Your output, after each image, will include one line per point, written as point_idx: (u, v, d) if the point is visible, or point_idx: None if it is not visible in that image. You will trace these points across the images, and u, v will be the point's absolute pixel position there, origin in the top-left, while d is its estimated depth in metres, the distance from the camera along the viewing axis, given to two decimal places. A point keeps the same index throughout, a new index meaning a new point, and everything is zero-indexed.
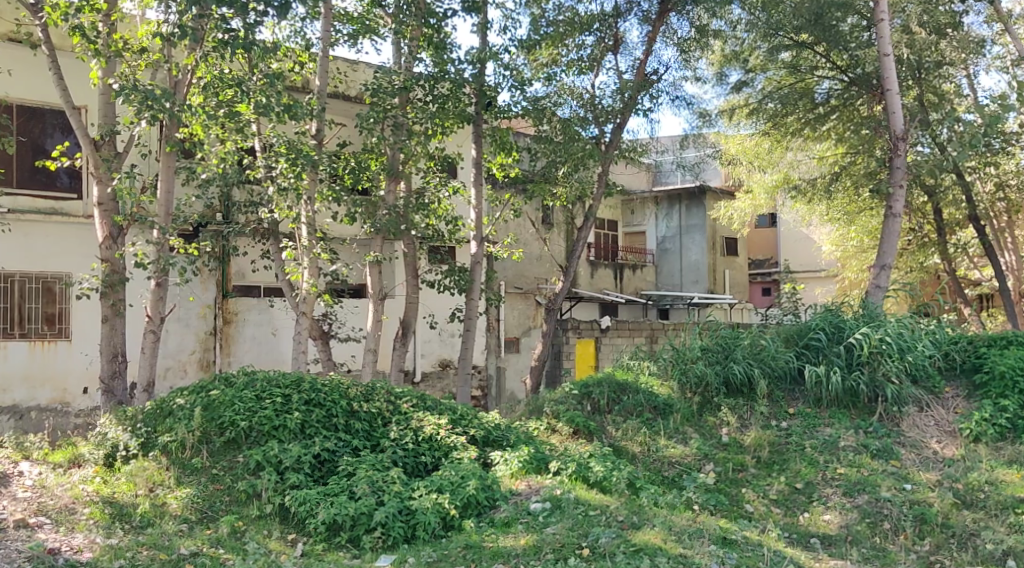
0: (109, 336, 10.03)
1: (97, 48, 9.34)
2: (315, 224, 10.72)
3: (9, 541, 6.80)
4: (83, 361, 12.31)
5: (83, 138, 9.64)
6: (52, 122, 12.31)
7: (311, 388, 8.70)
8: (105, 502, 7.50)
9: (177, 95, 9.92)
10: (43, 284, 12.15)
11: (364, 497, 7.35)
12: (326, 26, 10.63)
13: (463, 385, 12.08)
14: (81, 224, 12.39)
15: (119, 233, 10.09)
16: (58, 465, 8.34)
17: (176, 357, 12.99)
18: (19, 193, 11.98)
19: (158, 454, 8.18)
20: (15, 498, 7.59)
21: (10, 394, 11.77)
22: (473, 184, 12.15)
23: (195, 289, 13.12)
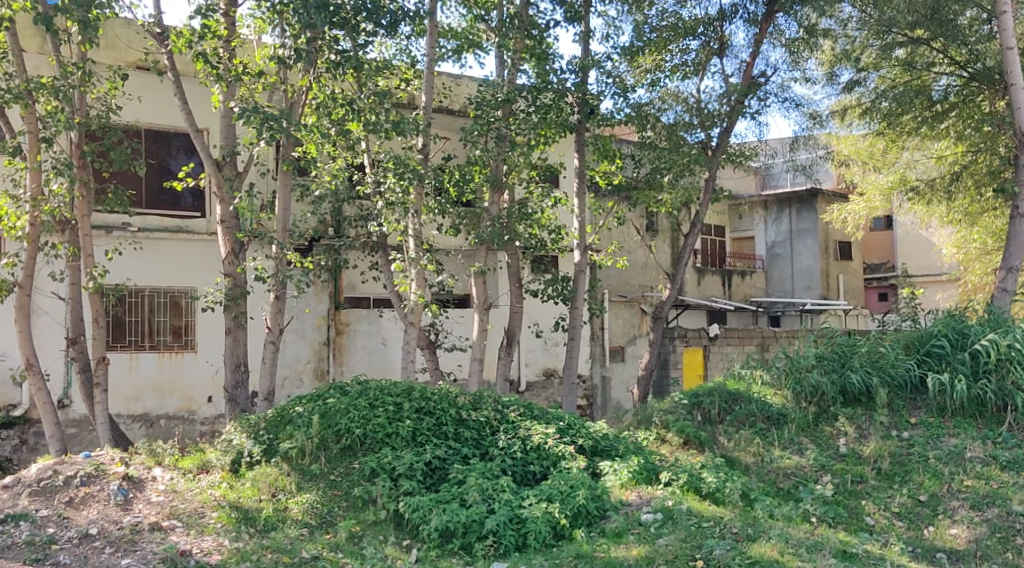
0: (232, 346, 10.47)
1: (219, 72, 9.78)
2: (422, 236, 10.93)
3: (145, 543, 7.14)
4: (207, 371, 12.87)
5: (207, 159, 10.12)
6: (177, 145, 12.94)
7: (422, 396, 9.00)
8: (232, 506, 7.81)
9: (293, 115, 10.32)
10: (171, 298, 12.77)
11: (475, 504, 7.45)
12: (431, 43, 10.84)
13: (568, 394, 12.09)
14: (205, 240, 12.96)
15: (240, 249, 10.51)
16: (189, 470, 8.72)
17: (292, 367, 13.45)
18: (148, 213, 12.64)
19: (279, 460, 8.48)
20: (150, 502, 7.95)
21: (141, 402, 12.41)
22: (577, 193, 12.18)
23: (310, 301, 13.54)
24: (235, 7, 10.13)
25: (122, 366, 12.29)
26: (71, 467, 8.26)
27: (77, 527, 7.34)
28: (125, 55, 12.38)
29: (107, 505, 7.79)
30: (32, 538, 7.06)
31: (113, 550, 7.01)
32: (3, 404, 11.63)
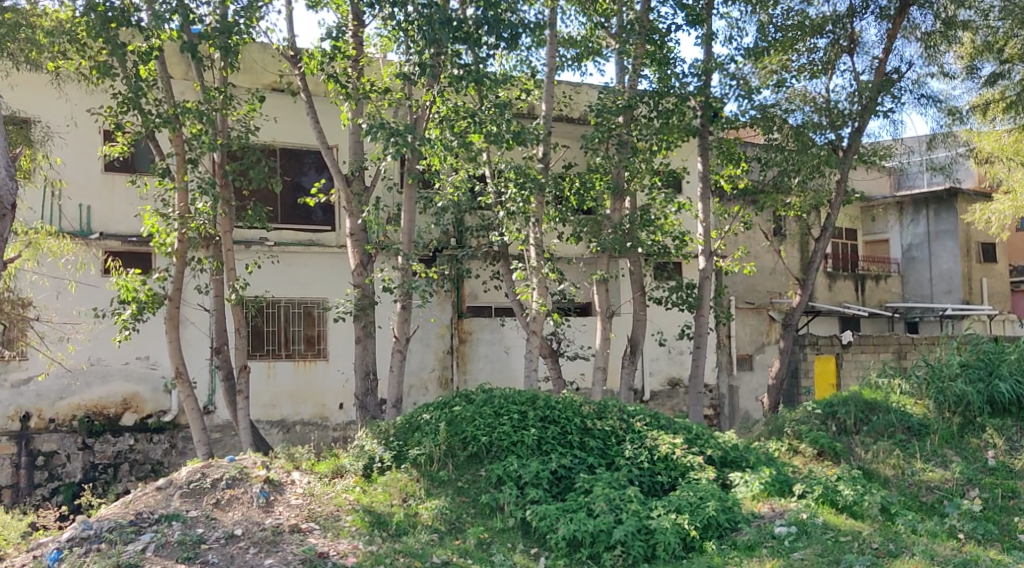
0: (362, 355, 10.77)
1: (348, 91, 10.14)
2: (544, 244, 10.97)
3: (286, 545, 7.41)
4: (339, 379, 13.30)
5: (337, 175, 10.45)
6: (309, 161, 13.46)
7: (546, 405, 9.06)
8: (365, 510, 8.02)
9: (417, 129, 10.53)
10: (304, 308, 13.25)
11: (603, 514, 7.39)
12: (552, 52, 10.89)
13: (694, 404, 11.89)
14: (335, 253, 13.40)
15: (368, 260, 10.80)
16: (324, 474, 8.99)
17: (418, 375, 13.74)
18: (283, 227, 13.18)
19: (409, 467, 8.69)
20: (289, 505, 8.27)
21: (278, 409, 12.92)
22: (702, 197, 11.96)
23: (434, 310, 13.80)
24: (363, 26, 10.47)
25: (260, 374, 12.84)
26: (217, 470, 8.70)
27: (224, 528, 7.69)
28: (262, 78, 12.96)
29: (250, 507, 8.15)
30: (183, 538, 7.43)
31: (257, 550, 7.32)
32: (154, 410, 12.33)
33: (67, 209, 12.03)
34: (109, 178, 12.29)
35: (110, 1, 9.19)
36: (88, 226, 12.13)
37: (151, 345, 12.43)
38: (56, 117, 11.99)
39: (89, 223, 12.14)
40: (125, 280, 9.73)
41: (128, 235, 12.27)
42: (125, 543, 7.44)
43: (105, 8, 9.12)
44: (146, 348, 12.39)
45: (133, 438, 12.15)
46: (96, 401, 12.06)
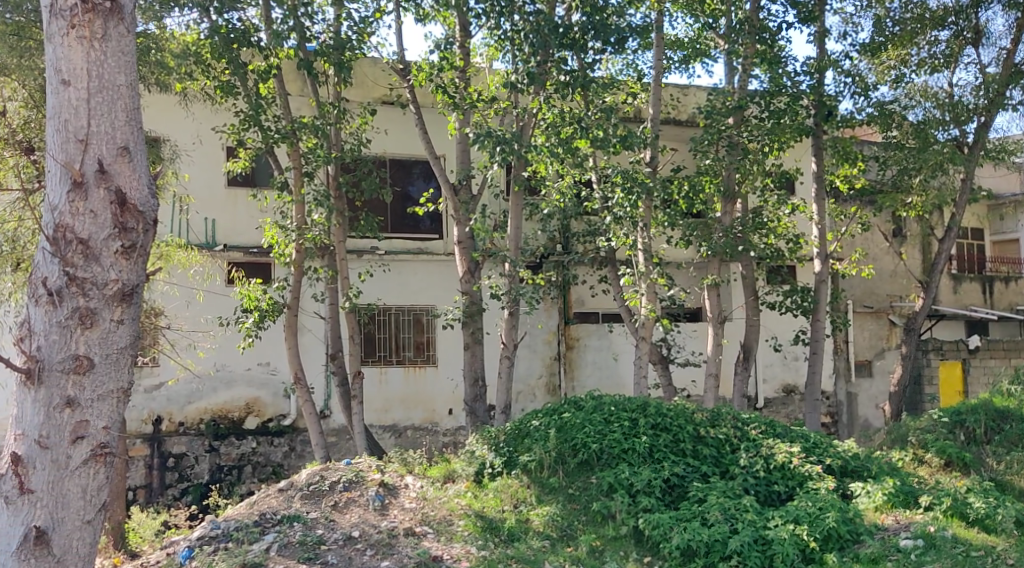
0: (471, 361, 10.88)
1: (455, 101, 10.26)
2: (652, 249, 10.86)
3: (401, 548, 7.55)
4: (449, 385, 13.49)
5: (445, 184, 10.61)
6: (418, 172, 13.70)
7: (657, 413, 8.97)
8: (477, 515, 8.08)
9: (524, 137, 10.57)
10: (414, 315, 13.50)
11: (718, 524, 7.23)
12: (659, 55, 10.78)
13: (811, 412, 11.56)
14: (443, 261, 13.62)
15: (475, 267, 10.88)
16: (436, 479, 9.12)
17: (526, 382, 13.78)
18: (393, 237, 13.44)
19: (519, 473, 8.72)
20: (404, 508, 8.42)
21: (390, 414, 13.19)
22: (816, 199, 11.64)
23: (541, 317, 13.79)
24: (469, 37, 10.62)
25: (373, 379, 13.12)
26: (335, 473, 8.97)
27: (342, 530, 7.90)
28: (372, 91, 13.27)
29: (367, 510, 8.35)
30: (304, 538, 7.66)
31: (374, 553, 7.46)
32: (275, 414, 12.78)
33: (193, 223, 12.59)
34: (232, 193, 12.82)
35: (232, 23, 9.62)
36: (212, 238, 12.68)
37: (272, 351, 12.88)
38: (183, 135, 12.58)
39: (214, 236, 12.69)
40: (248, 289, 10.14)
41: (250, 247, 12.77)
42: (251, 542, 7.72)
43: (228, 30, 9.57)
44: (266, 355, 12.85)
45: (255, 441, 12.62)
46: (221, 405, 12.58)
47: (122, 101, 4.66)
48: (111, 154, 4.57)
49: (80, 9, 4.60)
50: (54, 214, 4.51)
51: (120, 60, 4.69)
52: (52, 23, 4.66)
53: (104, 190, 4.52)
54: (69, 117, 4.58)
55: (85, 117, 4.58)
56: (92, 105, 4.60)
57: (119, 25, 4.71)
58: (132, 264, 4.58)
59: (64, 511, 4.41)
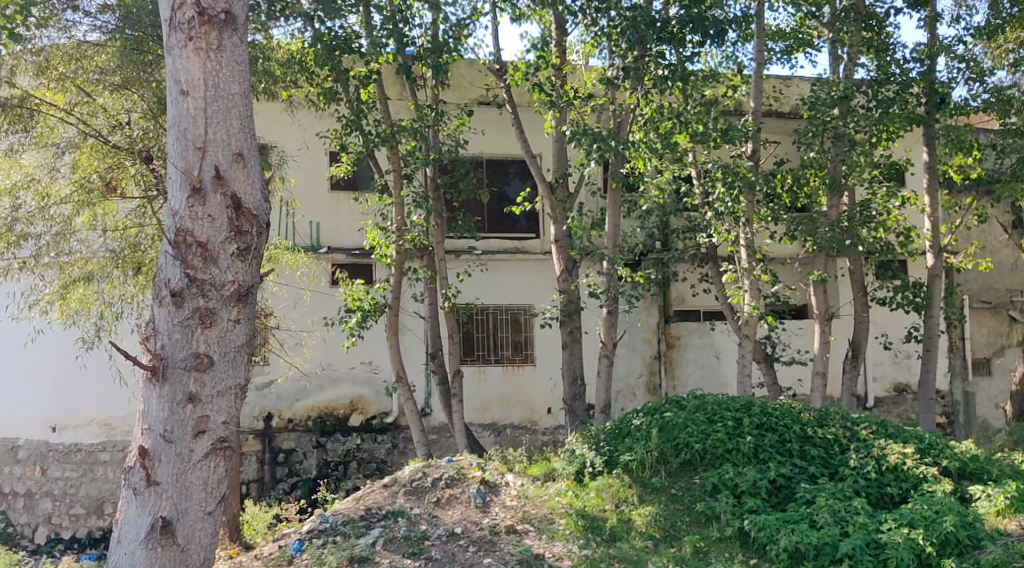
0: (569, 360, 10.86)
1: (552, 99, 10.24)
2: (754, 245, 10.64)
3: (503, 545, 7.58)
4: (548, 384, 13.51)
5: (543, 183, 10.66)
6: (514, 171, 13.78)
7: (762, 412, 8.78)
8: (578, 515, 8.06)
9: (622, 133, 10.49)
10: (511, 315, 13.57)
11: (827, 526, 7.03)
12: (760, 46, 10.52)
13: (925, 412, 11.12)
14: (540, 260, 13.62)
15: (573, 266, 10.88)
16: (537, 477, 9.14)
17: (625, 381, 13.69)
18: (490, 236, 13.52)
19: (620, 472, 8.65)
20: (505, 506, 8.47)
21: (490, 413, 13.28)
22: (927, 190, 11.26)
23: (641, 315, 13.69)
24: (565, 35, 10.63)
25: (472, 379, 13.27)
26: (437, 470, 9.11)
27: (445, 526, 7.99)
28: (469, 93, 13.40)
29: (469, 508, 8.43)
30: (409, 534, 7.79)
31: (477, 549, 7.52)
32: (377, 412, 13.02)
33: (299, 226, 12.95)
34: (335, 196, 13.13)
35: (334, 31, 9.87)
36: (317, 241, 13.00)
37: (374, 351, 13.14)
38: (289, 142, 12.97)
39: (318, 238, 13.01)
40: (351, 290, 10.36)
41: (352, 248, 13.02)
42: (358, 536, 7.91)
43: (330, 37, 9.79)
44: (369, 354, 13.12)
45: (359, 438, 12.90)
46: (326, 403, 12.90)
47: (236, 109, 4.83)
48: (226, 160, 4.74)
49: (196, 22, 4.78)
50: (174, 219, 4.69)
51: (234, 69, 4.86)
52: (171, 35, 4.85)
53: (220, 195, 4.70)
54: (187, 126, 4.76)
55: (202, 124, 4.76)
56: (209, 113, 4.77)
57: (233, 35, 4.89)
58: (247, 265, 4.74)
59: (188, 502, 4.58)
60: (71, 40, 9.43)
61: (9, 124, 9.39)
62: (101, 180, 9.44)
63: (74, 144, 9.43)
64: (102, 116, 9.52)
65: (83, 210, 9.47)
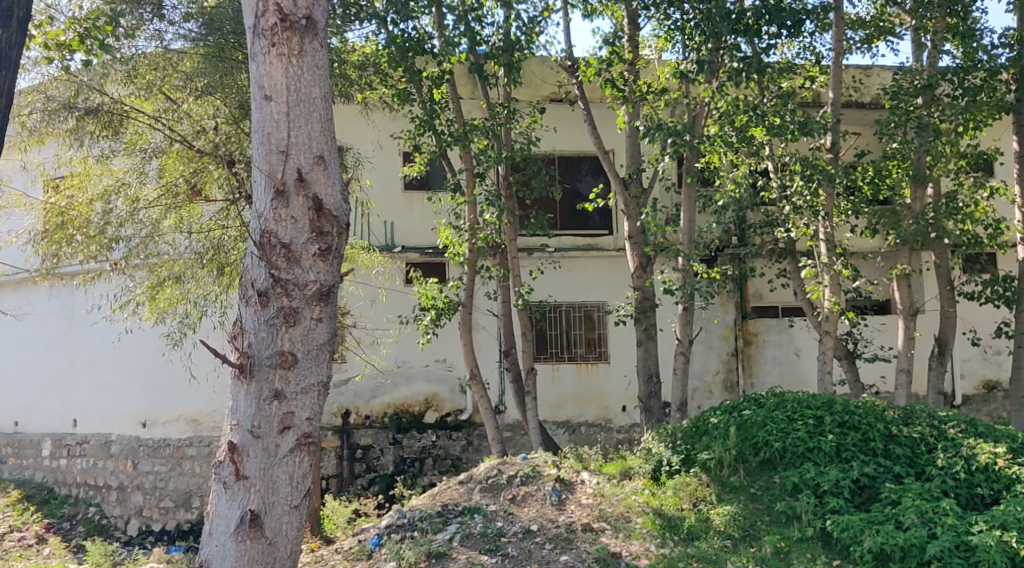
0: (644, 358, 10.77)
1: (625, 94, 10.17)
2: (835, 238, 10.41)
3: (580, 543, 7.56)
4: (623, 382, 13.42)
5: (617, 179, 10.60)
6: (586, 168, 13.73)
7: (844, 410, 8.57)
8: (655, 513, 8.01)
9: (697, 127, 10.35)
10: (585, 312, 13.54)
11: (914, 528, 6.84)
12: (839, 36, 10.26)
13: (1017, 410, 10.72)
14: (613, 256, 13.54)
15: (647, 262, 10.78)
16: (613, 475, 9.09)
17: (702, 379, 13.52)
18: (562, 234, 13.50)
19: (698, 471, 8.54)
20: (581, 504, 8.44)
21: (564, 411, 13.27)
22: (1018, 181, 10.88)
23: (717, 312, 13.52)
24: (638, 29, 10.55)
25: (546, 377, 13.29)
26: (513, 468, 9.14)
27: (521, 523, 8.02)
28: (541, 90, 13.39)
29: (544, 505, 8.42)
30: (485, 530, 7.84)
31: (553, 546, 7.51)
32: (452, 409, 13.12)
33: (374, 226, 13.13)
34: (409, 196, 13.28)
35: (407, 32, 9.99)
36: (391, 240, 13.16)
37: (448, 349, 13.26)
38: (364, 143, 13.18)
39: (392, 238, 13.18)
40: (425, 288, 10.45)
41: (425, 247, 13.15)
42: (435, 532, 7.99)
43: (404, 39, 9.93)
44: (443, 352, 13.24)
45: (434, 435, 13.02)
46: (402, 400, 13.07)
47: (317, 113, 4.92)
48: (308, 162, 4.84)
49: (279, 28, 4.89)
50: (260, 221, 4.80)
51: (315, 73, 4.95)
52: (255, 42, 4.97)
53: (303, 197, 4.79)
54: (271, 130, 4.87)
55: (285, 129, 4.86)
56: (291, 117, 4.87)
57: (314, 40, 4.98)
58: (329, 265, 4.82)
59: (275, 496, 4.68)
60: (160, 48, 9.71)
61: (101, 130, 9.82)
62: (187, 184, 9.72)
63: (161, 150, 9.73)
64: (187, 122, 9.80)
65: (170, 213, 9.77)
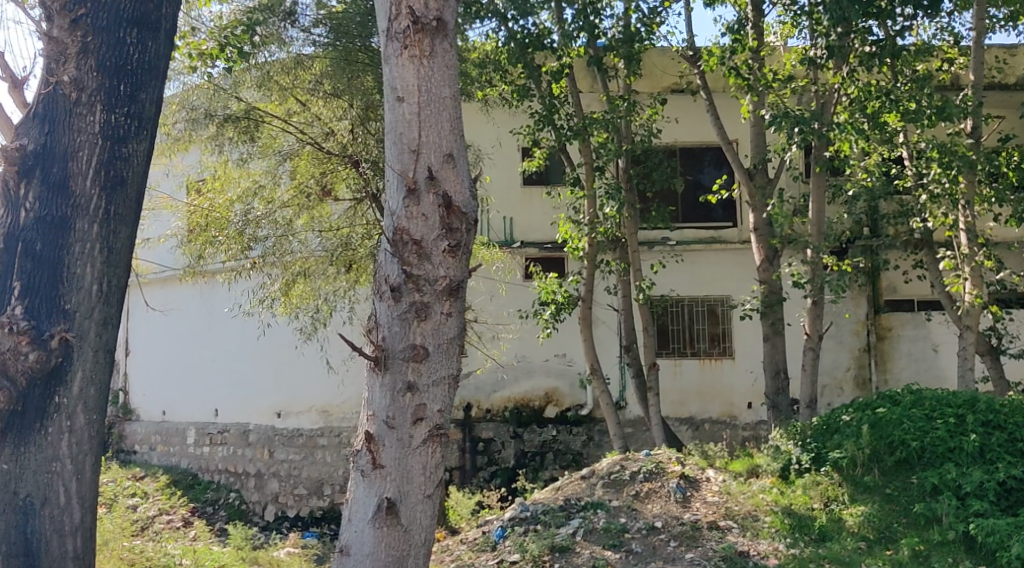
0: (771, 353, 10.50)
1: (750, 83, 9.91)
2: (976, 228, 9.92)
3: (706, 541, 7.43)
4: (748, 378, 13.10)
5: (740, 170, 10.34)
6: (708, 159, 13.48)
7: (987, 409, 8.16)
8: (785, 512, 7.80)
9: (826, 115, 9.97)
10: (708, 306, 13.34)
11: None
12: (981, 14, 9.71)
13: None
14: (737, 249, 13.25)
15: (774, 255, 10.51)
16: (740, 474, 8.97)
17: (832, 375, 13.09)
18: (684, 226, 13.32)
19: (830, 470, 8.25)
20: (707, 501, 8.30)
21: (687, 407, 13.10)
22: None
23: (849, 306, 13.08)
24: (763, 16, 10.28)
25: (668, 372, 13.16)
26: (636, 463, 9.10)
27: (645, 519, 7.96)
28: (662, 81, 13.25)
29: (669, 501, 8.32)
30: (608, 526, 7.82)
31: (678, 544, 7.43)
32: (572, 404, 13.13)
33: (494, 222, 13.29)
34: (527, 191, 13.36)
35: (527, 28, 10.06)
36: (510, 236, 13.30)
37: (568, 343, 13.27)
38: (484, 140, 13.34)
39: (512, 233, 13.30)
40: (545, 283, 10.49)
41: (544, 242, 13.23)
42: (558, 526, 8.03)
43: (523, 35, 10.01)
44: (564, 347, 13.27)
45: (555, 429, 13.06)
46: (522, 395, 13.19)
47: (447, 112, 4.90)
48: (438, 160, 4.82)
49: (411, 30, 4.89)
50: (392, 220, 4.80)
51: (445, 74, 4.94)
52: (388, 45, 4.99)
53: (433, 195, 4.76)
54: (403, 130, 4.87)
55: (416, 128, 4.85)
56: (423, 117, 4.86)
57: (444, 41, 4.98)
58: (458, 261, 4.77)
59: (409, 485, 4.67)
60: (291, 54, 10.12)
61: (239, 135, 10.33)
62: (317, 185, 10.18)
63: (293, 152, 10.06)
64: (317, 125, 10.23)
65: (301, 213, 10.21)
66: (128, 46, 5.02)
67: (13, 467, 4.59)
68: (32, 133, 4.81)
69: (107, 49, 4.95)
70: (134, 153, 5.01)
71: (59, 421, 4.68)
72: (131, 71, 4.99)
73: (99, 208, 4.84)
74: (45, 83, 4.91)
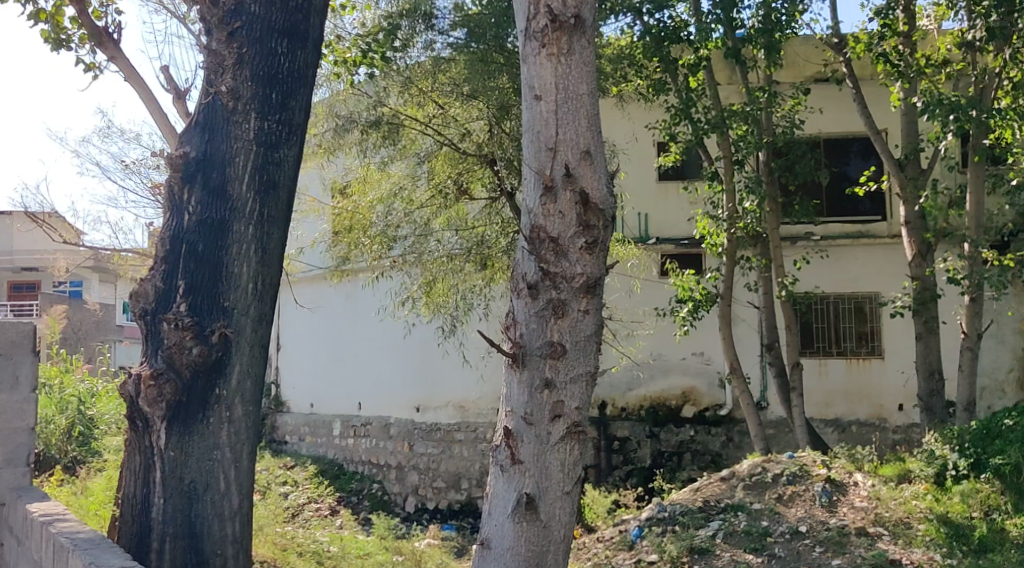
0: (924, 353, 9.98)
1: (900, 70, 9.46)
2: None
3: (855, 547, 7.14)
4: (899, 378, 12.51)
5: (890, 161, 9.87)
6: (855, 149, 12.96)
7: None
8: (941, 521, 7.41)
9: (985, 101, 9.40)
10: (855, 304, 12.80)
11: None
12: None
13: None
14: (887, 244, 12.68)
15: (928, 250, 9.98)
16: (890, 478, 8.51)
17: (992, 376, 12.34)
18: (830, 220, 12.86)
19: (990, 477, 7.81)
20: (854, 507, 7.96)
21: (833, 408, 12.61)
22: None
23: (1011, 303, 12.31)
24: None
25: (812, 372, 12.72)
26: (778, 465, 8.87)
27: (788, 523, 7.72)
28: (805, 70, 12.76)
29: (814, 506, 8.04)
30: (750, 529, 7.64)
31: (824, 550, 7.17)
32: (711, 403, 12.90)
33: (628, 218, 13.18)
34: (664, 187, 13.21)
35: (663, 22, 9.93)
36: (646, 232, 13.16)
37: (707, 341, 13.04)
38: (620, 135, 13.24)
39: (647, 229, 13.17)
40: (683, 280, 10.31)
41: (681, 238, 13.03)
42: (698, 527, 7.90)
43: (659, 29, 9.90)
44: (702, 344, 13.04)
45: (693, 429, 12.85)
46: (659, 393, 13.03)
47: (584, 109, 4.88)
48: (576, 157, 4.81)
49: (549, 29, 4.90)
50: (529, 217, 4.83)
51: (583, 71, 4.92)
52: (527, 45, 5.02)
53: (570, 192, 4.76)
54: (541, 129, 4.89)
55: (553, 126, 4.85)
56: (559, 115, 4.87)
57: (582, 39, 4.95)
58: (595, 258, 4.75)
59: (549, 481, 4.69)
60: (431, 58, 10.35)
61: (381, 139, 10.50)
62: (455, 185, 10.33)
63: (432, 153, 10.37)
64: (453, 126, 10.31)
65: (439, 214, 10.49)
66: (280, 55, 5.24)
67: (179, 454, 4.89)
68: (194, 141, 5.12)
69: (260, 59, 5.18)
70: (285, 158, 5.25)
71: (220, 412, 4.96)
72: (282, 80, 5.22)
73: (254, 210, 5.10)
74: (206, 93, 5.21)
